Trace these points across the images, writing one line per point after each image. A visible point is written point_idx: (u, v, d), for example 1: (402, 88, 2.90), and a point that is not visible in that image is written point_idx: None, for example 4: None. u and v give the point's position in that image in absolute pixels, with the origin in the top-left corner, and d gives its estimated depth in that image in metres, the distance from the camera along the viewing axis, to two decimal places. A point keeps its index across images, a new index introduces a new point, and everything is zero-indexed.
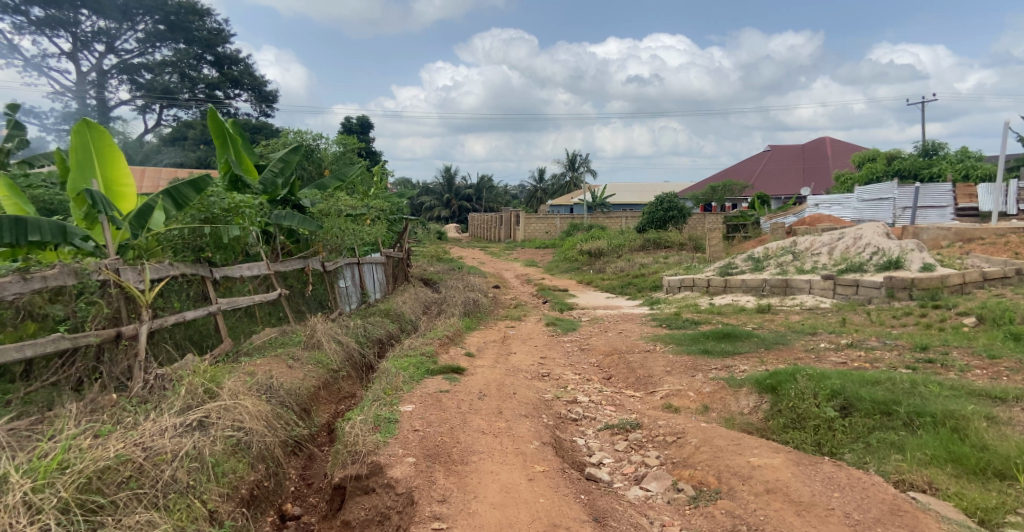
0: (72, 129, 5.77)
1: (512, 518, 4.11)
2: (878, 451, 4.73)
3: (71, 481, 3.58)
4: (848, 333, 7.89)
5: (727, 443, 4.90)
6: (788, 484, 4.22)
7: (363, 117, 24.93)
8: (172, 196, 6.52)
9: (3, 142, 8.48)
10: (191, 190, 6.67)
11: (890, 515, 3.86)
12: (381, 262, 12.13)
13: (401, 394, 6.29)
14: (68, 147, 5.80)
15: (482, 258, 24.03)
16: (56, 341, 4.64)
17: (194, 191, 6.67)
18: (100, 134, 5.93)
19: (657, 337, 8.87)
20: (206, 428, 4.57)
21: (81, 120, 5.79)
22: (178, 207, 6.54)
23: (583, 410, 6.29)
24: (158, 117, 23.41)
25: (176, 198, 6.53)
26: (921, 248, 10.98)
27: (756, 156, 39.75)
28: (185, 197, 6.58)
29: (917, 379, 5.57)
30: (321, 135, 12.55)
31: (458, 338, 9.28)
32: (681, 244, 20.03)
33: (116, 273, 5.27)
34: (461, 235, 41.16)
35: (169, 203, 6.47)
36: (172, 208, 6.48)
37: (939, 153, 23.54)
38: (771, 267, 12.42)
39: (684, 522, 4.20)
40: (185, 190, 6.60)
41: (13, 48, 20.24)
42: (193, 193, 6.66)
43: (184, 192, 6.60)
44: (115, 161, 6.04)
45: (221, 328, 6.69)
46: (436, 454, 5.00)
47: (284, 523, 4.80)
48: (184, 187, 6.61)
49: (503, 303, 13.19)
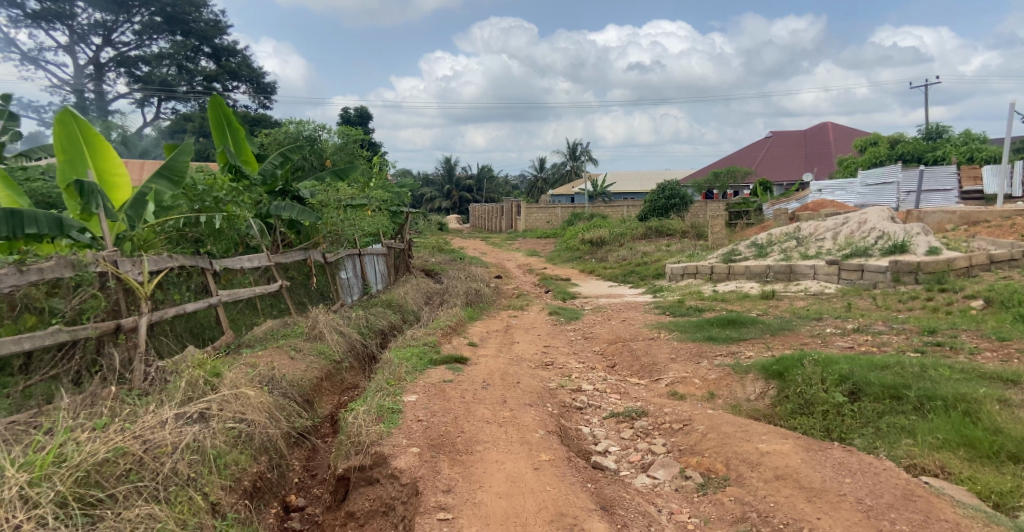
0: (54, 119, 5.66)
1: (519, 507, 4.05)
2: (888, 436, 4.67)
3: (69, 474, 3.51)
4: (855, 318, 7.79)
5: (736, 430, 4.84)
6: (798, 470, 4.16)
7: (360, 108, 24.77)
8: (163, 172, 6.56)
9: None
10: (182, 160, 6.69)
11: (903, 500, 3.79)
12: (382, 253, 12.04)
13: (405, 384, 6.24)
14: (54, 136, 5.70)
15: (483, 249, 23.90)
16: (54, 333, 4.59)
17: (184, 160, 6.67)
18: (85, 121, 5.82)
19: (661, 325, 8.79)
20: (207, 420, 4.53)
21: (62, 110, 5.68)
22: (172, 183, 6.60)
23: (588, 398, 6.24)
24: (158, 110, 23.31)
25: (167, 173, 6.57)
26: (926, 232, 10.89)
27: (758, 142, 39.47)
28: (176, 172, 6.64)
29: (927, 363, 5.50)
30: (320, 126, 12.56)
31: (460, 328, 9.22)
32: (683, 232, 19.87)
33: (114, 265, 5.23)
34: (461, 226, 41.03)
35: (162, 182, 6.53)
36: (166, 187, 6.52)
37: (943, 136, 23.35)
38: (775, 253, 12.30)
39: (693, 510, 4.15)
40: (173, 160, 6.62)
41: (9, 42, 20.12)
42: (183, 163, 6.67)
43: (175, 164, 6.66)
44: (104, 150, 5.95)
45: (222, 320, 6.65)
46: (441, 444, 4.95)
47: (289, 515, 4.77)
48: (171, 158, 6.64)
49: (505, 293, 13.11)
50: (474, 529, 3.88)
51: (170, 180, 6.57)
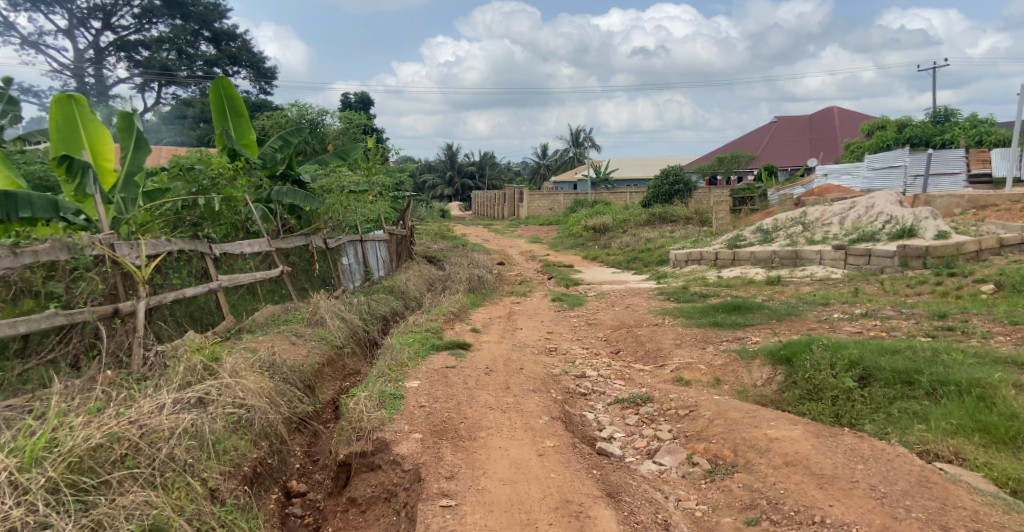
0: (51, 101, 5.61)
1: (523, 494, 3.98)
2: (900, 422, 4.58)
3: (60, 460, 3.41)
4: (862, 303, 7.69)
5: (743, 416, 4.76)
6: (808, 457, 4.07)
7: (361, 93, 24.57)
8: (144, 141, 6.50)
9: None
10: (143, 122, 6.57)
11: (918, 487, 3.70)
12: (384, 239, 11.93)
13: (407, 370, 6.17)
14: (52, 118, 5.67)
15: (486, 235, 23.76)
16: (51, 317, 4.53)
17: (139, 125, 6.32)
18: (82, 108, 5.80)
19: (666, 311, 8.70)
20: (206, 405, 4.46)
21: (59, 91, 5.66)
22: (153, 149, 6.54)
23: (592, 384, 6.15)
24: (158, 95, 23.15)
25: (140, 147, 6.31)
26: (935, 216, 10.73)
27: (763, 127, 39.14)
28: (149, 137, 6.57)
29: (939, 347, 5.40)
30: (323, 111, 12.47)
31: (463, 314, 9.15)
32: (687, 218, 19.69)
33: (111, 248, 5.16)
34: (464, 213, 40.87)
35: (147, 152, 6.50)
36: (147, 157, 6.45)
37: (951, 119, 23.09)
38: (781, 238, 12.17)
39: (701, 496, 4.08)
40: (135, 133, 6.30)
41: (9, 25, 19.98)
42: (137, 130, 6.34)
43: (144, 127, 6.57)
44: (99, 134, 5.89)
45: (223, 305, 6.58)
46: (444, 430, 4.88)
47: (290, 500, 4.71)
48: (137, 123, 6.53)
49: (507, 279, 13.00)
50: (479, 515, 3.80)
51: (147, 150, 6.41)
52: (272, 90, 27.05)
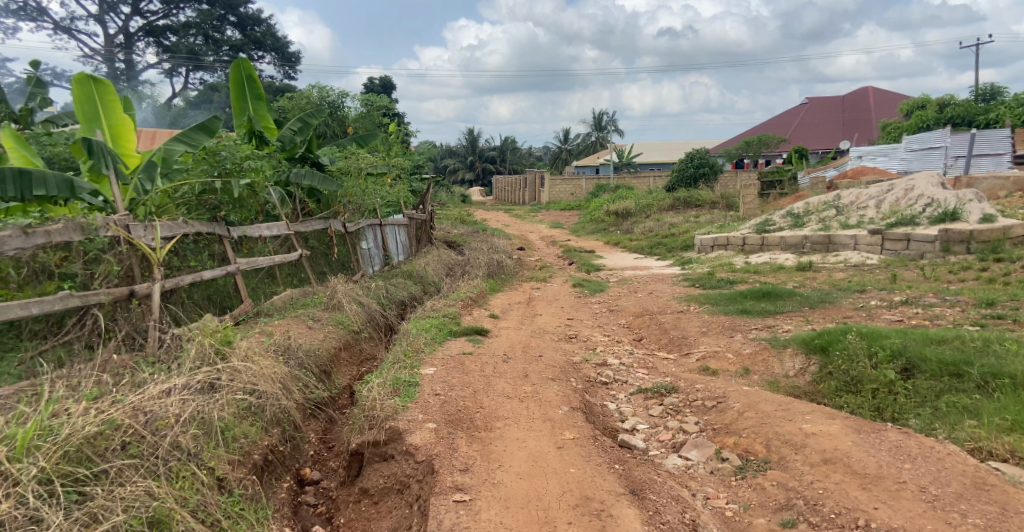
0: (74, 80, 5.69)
1: (541, 490, 3.76)
2: (947, 417, 4.27)
3: (53, 450, 3.25)
4: (901, 290, 7.32)
5: (775, 409, 4.48)
6: (849, 454, 3.79)
7: (384, 78, 24.36)
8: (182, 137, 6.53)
9: (25, 101, 8.45)
10: (202, 134, 6.70)
11: (973, 490, 3.41)
12: (404, 223, 11.72)
13: (423, 356, 5.97)
14: (92, 98, 5.78)
15: (507, 220, 23.49)
16: (64, 299, 4.39)
17: (205, 134, 6.69)
18: (108, 89, 5.83)
19: (691, 297, 8.39)
20: (216, 391, 4.31)
21: (79, 72, 5.69)
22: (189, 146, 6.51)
23: (614, 373, 5.91)
24: (185, 80, 23.14)
25: (185, 138, 6.53)
26: (980, 198, 10.20)
27: (793, 109, 38.13)
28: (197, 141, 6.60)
29: (990, 337, 5.03)
30: (343, 93, 12.31)
31: (481, 299, 8.94)
32: (713, 203, 19.14)
33: (127, 230, 5.00)
34: (485, 199, 40.62)
35: (179, 143, 6.46)
36: (183, 146, 6.43)
37: (996, 98, 22.26)
38: (813, 222, 11.73)
39: (731, 495, 3.82)
40: (194, 132, 6.63)
41: (42, 11, 20.08)
42: (204, 137, 6.69)
43: (195, 136, 6.63)
44: (121, 125, 5.94)
45: (241, 289, 6.43)
46: (459, 420, 4.67)
47: (303, 489, 4.53)
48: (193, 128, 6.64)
49: (527, 264, 12.76)
50: (494, 512, 3.58)
51: (186, 143, 6.49)
52: (296, 75, 26.93)
